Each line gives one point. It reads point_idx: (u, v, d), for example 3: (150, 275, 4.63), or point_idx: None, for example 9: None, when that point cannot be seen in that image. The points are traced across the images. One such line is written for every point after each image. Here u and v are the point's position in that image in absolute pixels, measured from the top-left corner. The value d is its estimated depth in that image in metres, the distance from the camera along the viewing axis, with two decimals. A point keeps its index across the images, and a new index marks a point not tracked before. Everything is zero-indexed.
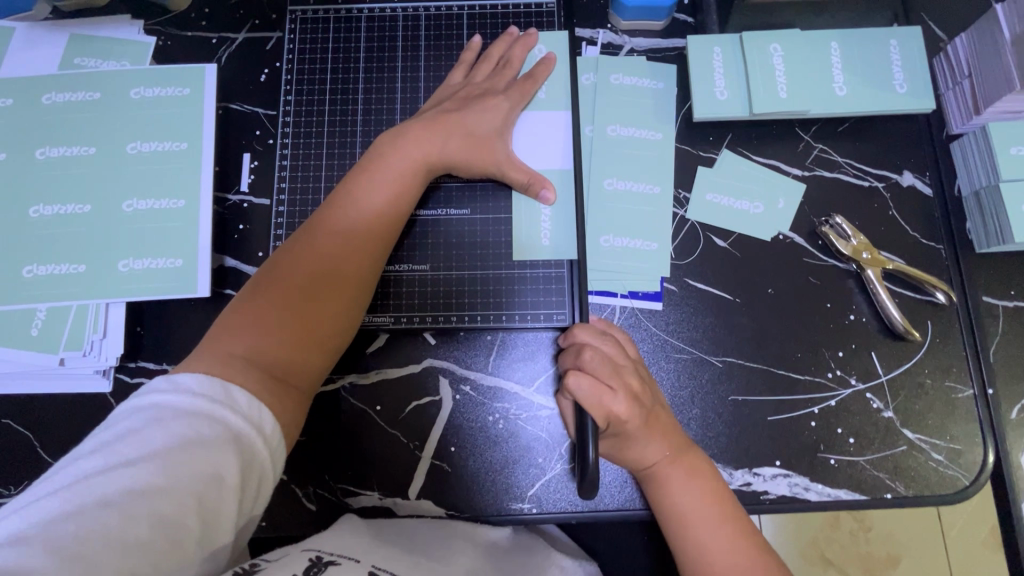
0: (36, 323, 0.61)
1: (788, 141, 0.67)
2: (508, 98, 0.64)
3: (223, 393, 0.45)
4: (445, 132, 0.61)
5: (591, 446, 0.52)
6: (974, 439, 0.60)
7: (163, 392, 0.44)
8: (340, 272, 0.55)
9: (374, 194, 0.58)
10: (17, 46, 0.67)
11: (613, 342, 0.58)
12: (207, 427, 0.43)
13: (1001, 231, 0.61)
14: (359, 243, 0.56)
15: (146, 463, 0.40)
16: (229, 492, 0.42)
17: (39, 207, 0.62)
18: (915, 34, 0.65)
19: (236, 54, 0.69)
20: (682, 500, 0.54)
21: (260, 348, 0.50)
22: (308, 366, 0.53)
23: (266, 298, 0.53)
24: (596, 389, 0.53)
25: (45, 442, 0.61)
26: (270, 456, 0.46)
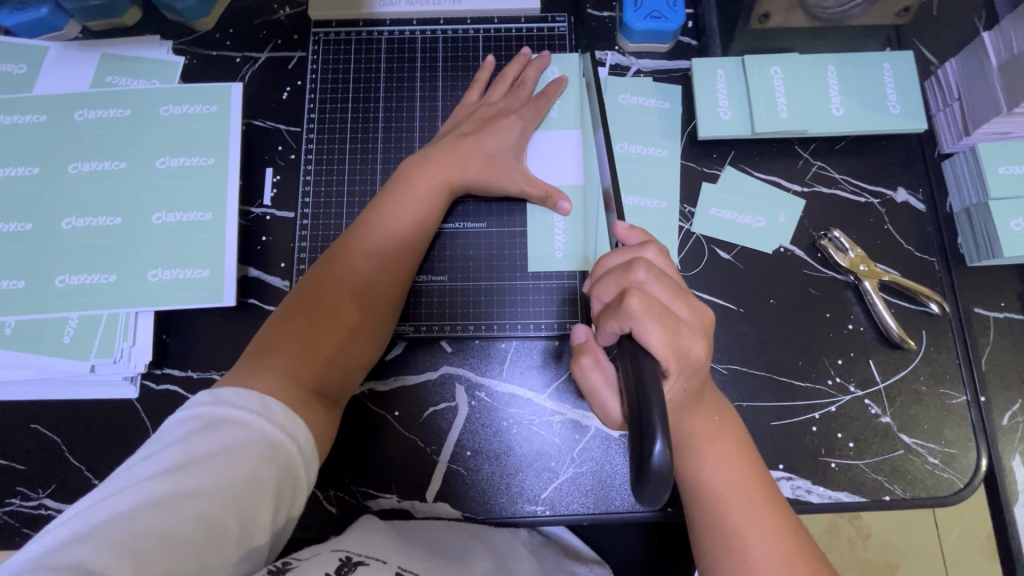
0: (67, 330, 0.63)
1: (788, 159, 0.70)
2: (523, 117, 0.67)
3: (261, 406, 0.47)
4: (466, 155, 0.64)
5: (659, 432, 0.38)
6: (968, 443, 0.63)
7: (204, 403, 0.47)
8: (374, 290, 0.59)
9: (404, 216, 0.61)
10: (50, 65, 0.70)
11: (657, 248, 0.51)
12: (246, 436, 0.45)
13: (990, 245, 0.64)
14: (386, 265, 0.60)
15: (190, 469, 0.42)
16: (266, 498, 0.44)
17: (71, 219, 0.65)
18: (908, 57, 0.69)
19: (259, 73, 0.72)
20: (719, 474, 0.51)
21: (299, 362, 0.53)
22: (337, 383, 0.56)
23: (300, 317, 0.55)
24: (662, 320, 0.46)
25: (74, 445, 0.63)
26: (304, 464, 0.48)
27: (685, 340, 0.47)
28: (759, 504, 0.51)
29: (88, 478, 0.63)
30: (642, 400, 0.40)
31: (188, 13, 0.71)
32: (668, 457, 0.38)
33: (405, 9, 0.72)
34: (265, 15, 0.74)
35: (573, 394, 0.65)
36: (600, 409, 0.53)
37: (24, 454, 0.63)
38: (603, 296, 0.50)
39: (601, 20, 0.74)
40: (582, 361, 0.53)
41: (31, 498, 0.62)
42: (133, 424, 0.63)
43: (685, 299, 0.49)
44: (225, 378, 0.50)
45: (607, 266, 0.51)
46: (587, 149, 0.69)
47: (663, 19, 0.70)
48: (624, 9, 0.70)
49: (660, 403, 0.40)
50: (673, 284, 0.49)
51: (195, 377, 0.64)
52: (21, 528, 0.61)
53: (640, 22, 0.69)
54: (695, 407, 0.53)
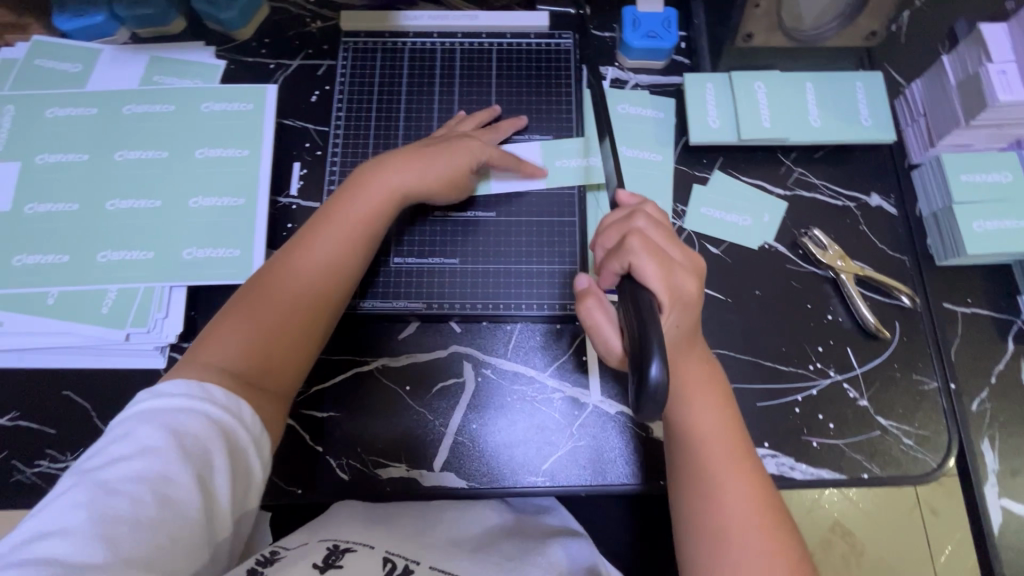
0: (105, 301, 0.68)
1: (772, 165, 0.77)
2: (484, 141, 0.72)
3: (202, 391, 0.51)
4: (405, 168, 0.67)
5: (653, 355, 0.45)
6: (939, 427, 0.68)
7: (145, 400, 0.50)
8: (318, 290, 0.61)
9: (350, 222, 0.64)
10: (103, 64, 0.77)
11: (653, 205, 0.59)
12: (189, 421, 0.49)
13: (955, 243, 0.70)
14: (337, 264, 0.63)
15: (146, 455, 0.46)
16: (217, 473, 0.48)
17: (116, 201, 0.71)
18: (878, 77, 0.77)
19: (292, 78, 0.80)
20: (705, 421, 0.56)
21: (240, 354, 0.56)
22: (280, 374, 0.58)
23: (249, 311, 0.59)
24: (657, 258, 0.53)
25: (104, 411, 0.67)
26: (252, 440, 0.52)
27: (677, 278, 0.53)
28: (737, 452, 0.55)
29: None
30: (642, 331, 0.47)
31: (231, 23, 0.79)
32: (662, 377, 0.44)
33: (427, 23, 0.80)
34: (299, 27, 0.82)
35: (572, 372, 0.70)
36: (601, 345, 0.58)
37: (56, 419, 0.67)
38: (606, 244, 0.57)
39: (603, 39, 0.81)
40: (587, 303, 0.59)
41: (59, 460, 0.66)
42: None
43: (679, 248, 0.56)
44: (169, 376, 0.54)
45: (607, 223, 0.58)
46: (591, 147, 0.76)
47: (658, 39, 0.78)
48: (625, 30, 0.78)
49: (658, 334, 0.46)
50: (667, 230, 0.56)
51: None
52: (48, 488, 0.65)
53: (638, 41, 0.77)
54: (685, 352, 0.57)
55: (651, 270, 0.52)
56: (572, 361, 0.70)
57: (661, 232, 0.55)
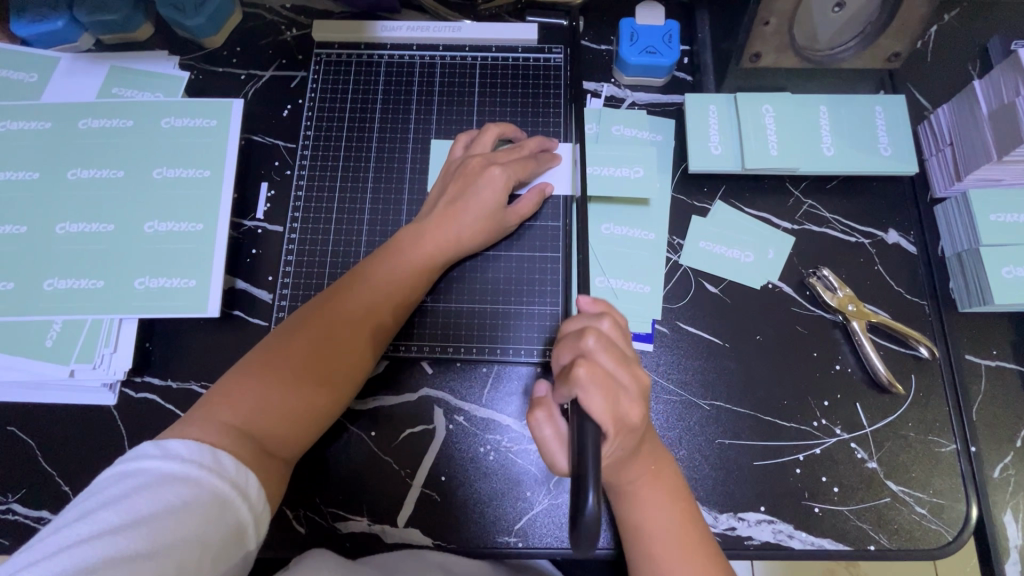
0: (51, 334, 0.63)
1: (779, 196, 0.70)
2: (507, 166, 0.64)
3: (211, 460, 0.46)
4: (441, 234, 0.62)
5: (591, 486, 0.41)
6: (957, 494, 0.61)
7: (150, 457, 0.45)
8: (343, 354, 0.57)
9: (382, 284, 0.60)
10: (62, 74, 0.72)
11: (614, 319, 0.53)
12: (194, 493, 0.44)
13: (981, 291, 0.63)
14: (366, 326, 0.59)
15: (134, 528, 0.40)
16: (207, 557, 0.42)
17: (66, 224, 0.66)
18: (900, 102, 0.70)
19: (262, 91, 0.74)
20: (655, 521, 0.53)
21: (254, 416, 0.52)
22: (293, 440, 0.54)
23: (269, 367, 0.55)
24: (604, 388, 0.47)
25: (48, 449, 0.63)
26: (253, 519, 0.47)
27: (623, 405, 0.48)
28: (690, 551, 0.51)
29: (55, 483, 0.62)
30: (580, 462, 0.43)
31: (199, 31, 0.73)
32: (597, 512, 0.40)
33: (406, 34, 0.74)
34: (272, 35, 0.77)
35: None
36: (547, 462, 0.52)
37: None
38: (560, 360, 0.52)
39: (598, 53, 0.75)
40: (537, 413, 0.52)
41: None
42: (108, 431, 0.63)
43: (631, 371, 0.51)
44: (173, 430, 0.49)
45: (564, 331, 0.53)
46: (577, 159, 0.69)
47: (658, 55, 0.71)
48: (621, 44, 0.71)
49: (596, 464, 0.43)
50: (619, 349, 0.51)
51: (175, 386, 0.64)
52: None
53: (635, 57, 0.71)
54: (631, 460, 0.52)
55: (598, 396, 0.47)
56: None
57: (611, 353, 0.50)
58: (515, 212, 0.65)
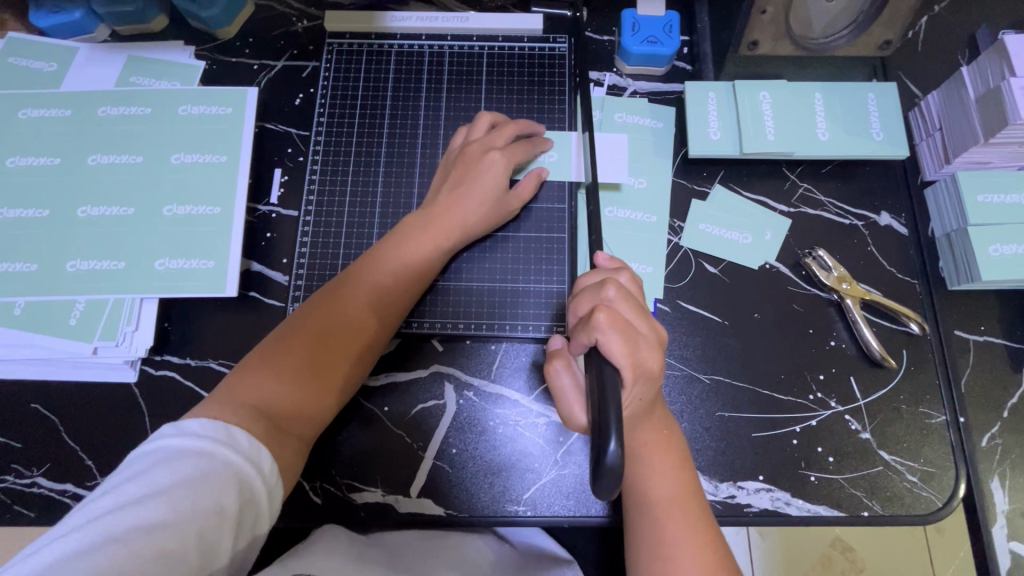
0: (73, 313, 0.65)
1: (776, 180, 0.73)
2: (503, 153, 0.67)
3: (224, 435, 0.48)
4: (447, 221, 0.64)
5: (614, 432, 0.43)
6: (946, 463, 0.64)
7: (169, 436, 0.47)
8: (355, 336, 0.60)
9: (390, 270, 0.62)
10: (79, 64, 0.74)
11: (629, 273, 0.56)
12: (210, 466, 0.46)
13: (969, 269, 0.66)
14: (376, 310, 0.61)
15: (155, 499, 0.43)
16: (226, 525, 0.45)
17: (87, 208, 0.68)
18: (892, 89, 0.72)
19: (275, 80, 0.77)
20: (659, 487, 0.54)
21: (270, 395, 0.54)
22: (307, 419, 0.56)
23: (283, 350, 0.57)
24: (624, 333, 0.49)
25: (72, 425, 0.65)
26: (266, 492, 0.49)
27: (643, 353, 0.50)
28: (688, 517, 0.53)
29: (78, 458, 0.64)
30: (602, 409, 0.45)
31: (213, 21, 0.75)
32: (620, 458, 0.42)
33: (415, 25, 0.76)
34: (284, 26, 0.79)
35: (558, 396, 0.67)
36: (565, 412, 0.55)
37: (23, 433, 0.65)
38: (576, 311, 0.54)
39: (601, 43, 0.78)
40: (555, 363, 0.55)
41: (24, 476, 0.64)
42: (130, 407, 0.65)
43: (648, 323, 0.53)
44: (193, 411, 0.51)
45: (582, 285, 0.56)
46: (584, 149, 0.72)
47: (659, 44, 0.74)
48: (623, 33, 0.74)
49: (616, 407, 0.45)
50: (637, 304, 0.53)
51: (193, 364, 0.67)
52: (13, 504, 0.63)
53: (637, 46, 0.73)
54: (643, 419, 0.55)
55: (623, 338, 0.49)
56: None
57: (631, 306, 0.52)
58: (516, 196, 0.68)
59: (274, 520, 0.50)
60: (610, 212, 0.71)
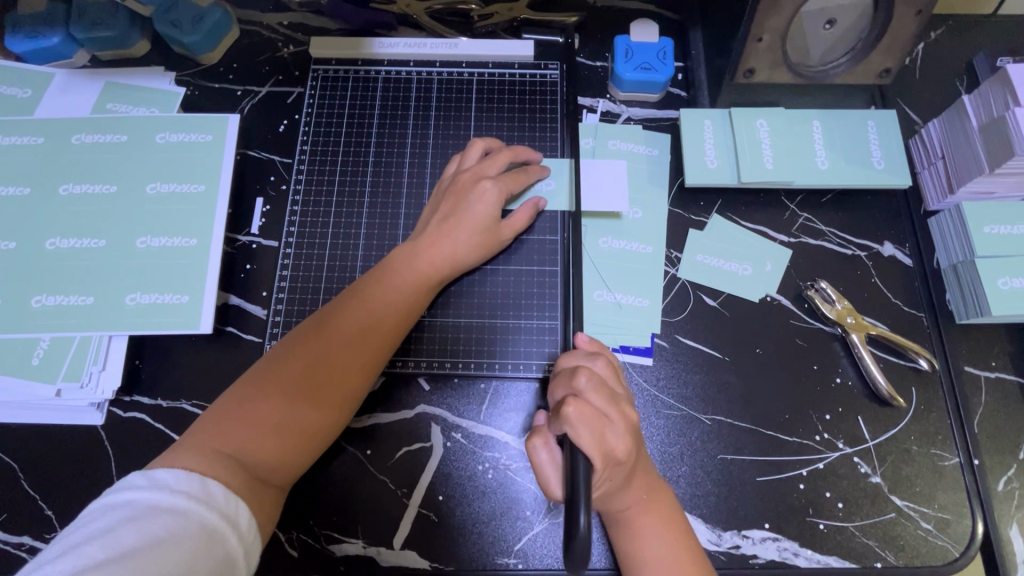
0: (37, 351, 0.61)
1: (775, 210, 0.71)
2: (498, 181, 0.64)
3: (201, 489, 0.45)
4: (436, 254, 0.62)
5: (582, 507, 0.44)
6: (961, 509, 0.60)
7: (139, 488, 0.44)
8: (337, 377, 0.56)
9: (375, 305, 0.59)
10: (55, 90, 0.72)
11: (605, 359, 0.56)
12: (182, 525, 0.42)
13: (978, 303, 0.64)
14: (362, 350, 0.57)
15: (119, 561, 0.39)
16: None
17: (56, 240, 0.65)
18: (892, 116, 0.71)
19: (258, 107, 0.74)
20: (653, 555, 0.51)
21: (247, 444, 0.51)
22: (287, 467, 0.53)
23: (261, 391, 0.54)
24: (592, 423, 0.49)
25: (31, 472, 0.61)
26: (244, 553, 0.45)
27: (611, 438, 0.49)
28: None
29: (37, 508, 0.60)
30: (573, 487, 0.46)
31: (195, 47, 0.74)
32: (588, 529, 0.43)
33: (403, 51, 0.74)
34: (269, 52, 0.77)
35: None
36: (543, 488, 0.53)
37: None
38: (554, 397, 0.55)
39: (594, 69, 0.76)
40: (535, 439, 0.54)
41: None
42: (94, 453, 0.61)
43: (619, 409, 0.52)
44: (162, 459, 0.48)
45: (561, 367, 0.57)
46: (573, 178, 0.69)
47: (653, 71, 0.72)
48: (616, 60, 0.72)
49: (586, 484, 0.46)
50: (608, 392, 0.52)
51: (164, 406, 0.63)
52: None
53: (630, 73, 0.72)
54: (626, 487, 0.52)
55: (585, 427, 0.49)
56: None
57: (600, 394, 0.52)
58: (509, 227, 0.65)
59: None
60: (604, 244, 0.68)
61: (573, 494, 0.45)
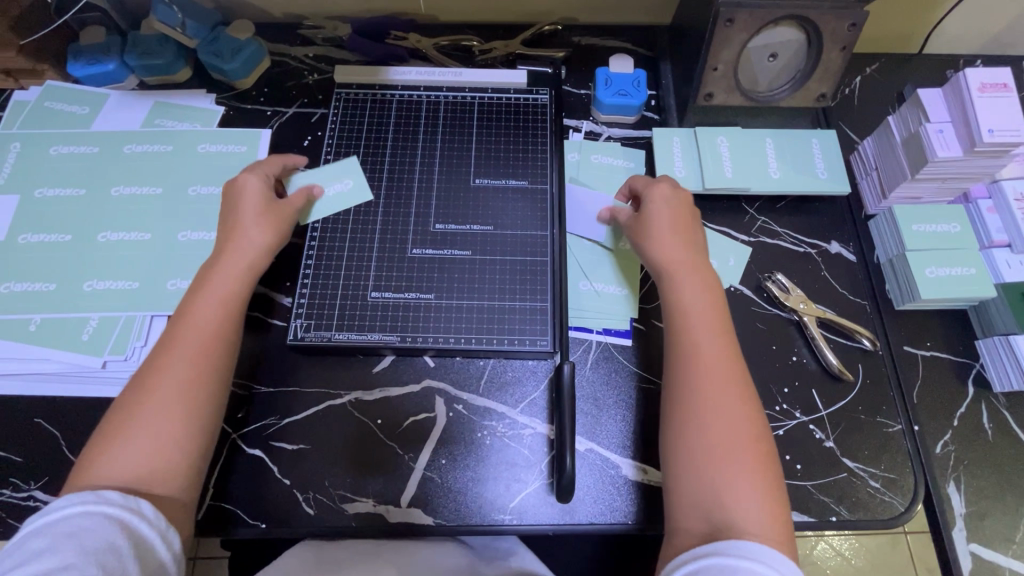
0: (87, 329, 0.69)
1: (737, 213, 0.81)
2: (257, 173, 0.73)
3: (95, 495, 0.48)
4: (235, 246, 0.67)
5: (568, 452, 0.63)
6: (904, 469, 0.68)
7: (32, 518, 0.46)
8: (193, 379, 0.57)
9: (206, 306, 0.62)
10: (109, 108, 0.83)
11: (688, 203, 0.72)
12: (88, 520, 0.46)
13: (911, 289, 0.74)
14: (208, 343, 0.60)
15: (45, 556, 0.43)
16: (127, 560, 0.45)
17: (107, 233, 0.74)
18: (833, 135, 0.83)
19: (287, 124, 0.85)
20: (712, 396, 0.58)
21: (126, 462, 0.52)
22: (178, 469, 0.54)
23: (123, 417, 0.55)
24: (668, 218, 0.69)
25: (72, 439, 0.67)
26: (161, 526, 0.49)
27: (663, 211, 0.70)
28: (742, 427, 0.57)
29: None
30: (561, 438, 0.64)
31: (233, 73, 0.85)
32: (571, 471, 0.62)
33: (415, 78, 0.86)
34: (296, 79, 0.89)
35: (544, 409, 0.71)
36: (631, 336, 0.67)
37: (24, 447, 0.67)
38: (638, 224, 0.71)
39: (579, 97, 0.89)
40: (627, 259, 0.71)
41: (21, 489, 0.65)
42: None
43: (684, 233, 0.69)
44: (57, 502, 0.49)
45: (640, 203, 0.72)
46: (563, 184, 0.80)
47: (628, 96, 0.84)
48: (597, 88, 0.85)
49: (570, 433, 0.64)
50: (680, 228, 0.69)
51: None
52: (6, 518, 0.64)
53: (610, 98, 0.84)
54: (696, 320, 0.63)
55: (680, 290, 0.65)
56: (543, 398, 0.72)
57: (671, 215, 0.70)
58: (287, 205, 0.72)
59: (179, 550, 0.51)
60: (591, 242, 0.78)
61: (562, 443, 0.64)
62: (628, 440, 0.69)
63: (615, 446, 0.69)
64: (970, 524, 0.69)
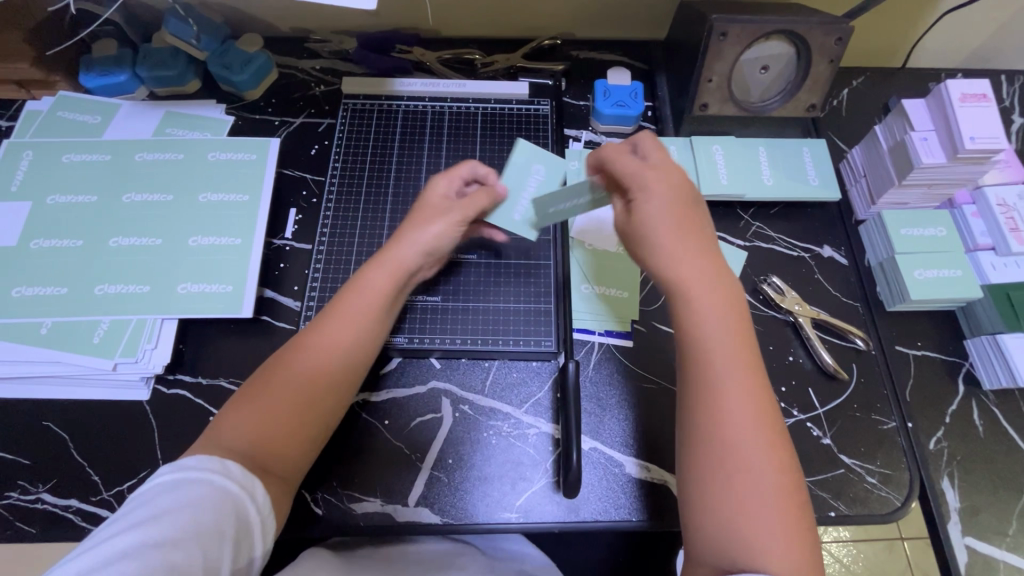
0: (97, 332, 0.70)
1: (732, 219, 0.84)
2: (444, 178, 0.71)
3: (220, 465, 0.49)
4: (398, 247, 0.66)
5: (575, 448, 0.65)
6: (899, 464, 0.70)
7: (165, 472, 0.48)
8: (321, 376, 0.58)
9: (368, 298, 0.62)
10: (120, 117, 0.84)
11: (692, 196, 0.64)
12: (205, 495, 0.47)
13: (901, 290, 0.76)
14: (349, 341, 0.60)
15: (162, 522, 0.44)
16: (226, 544, 0.46)
17: (118, 239, 0.75)
18: (823, 144, 0.86)
19: (294, 134, 0.88)
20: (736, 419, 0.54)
21: (257, 436, 0.54)
22: (292, 457, 0.56)
23: (269, 387, 0.56)
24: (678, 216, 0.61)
25: (81, 441, 0.68)
26: (259, 515, 0.50)
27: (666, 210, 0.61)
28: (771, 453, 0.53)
29: (84, 473, 0.66)
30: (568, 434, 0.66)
31: (242, 84, 0.87)
32: (577, 466, 0.64)
33: (420, 89, 0.89)
34: (303, 90, 0.91)
35: (549, 409, 0.72)
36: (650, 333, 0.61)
37: (33, 450, 0.67)
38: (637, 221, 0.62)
39: (579, 107, 0.92)
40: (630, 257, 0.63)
41: (30, 492, 0.65)
42: (140, 422, 0.69)
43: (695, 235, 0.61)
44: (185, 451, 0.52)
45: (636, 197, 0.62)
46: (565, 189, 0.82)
47: (627, 107, 0.87)
48: (596, 99, 0.88)
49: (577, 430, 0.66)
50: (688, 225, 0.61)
51: (204, 383, 0.71)
52: (15, 520, 0.64)
53: (608, 108, 0.87)
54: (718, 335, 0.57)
55: (696, 310, 0.58)
56: (547, 398, 0.73)
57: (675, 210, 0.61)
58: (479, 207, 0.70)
59: (267, 546, 0.51)
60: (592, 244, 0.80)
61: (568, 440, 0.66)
62: (631, 439, 0.71)
63: (618, 445, 0.70)
64: (963, 519, 0.71)
